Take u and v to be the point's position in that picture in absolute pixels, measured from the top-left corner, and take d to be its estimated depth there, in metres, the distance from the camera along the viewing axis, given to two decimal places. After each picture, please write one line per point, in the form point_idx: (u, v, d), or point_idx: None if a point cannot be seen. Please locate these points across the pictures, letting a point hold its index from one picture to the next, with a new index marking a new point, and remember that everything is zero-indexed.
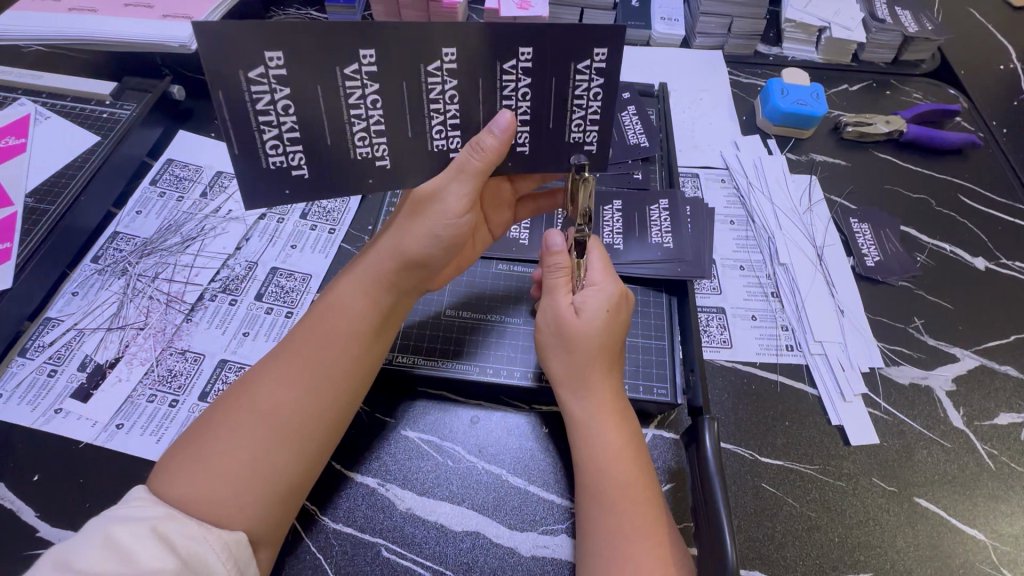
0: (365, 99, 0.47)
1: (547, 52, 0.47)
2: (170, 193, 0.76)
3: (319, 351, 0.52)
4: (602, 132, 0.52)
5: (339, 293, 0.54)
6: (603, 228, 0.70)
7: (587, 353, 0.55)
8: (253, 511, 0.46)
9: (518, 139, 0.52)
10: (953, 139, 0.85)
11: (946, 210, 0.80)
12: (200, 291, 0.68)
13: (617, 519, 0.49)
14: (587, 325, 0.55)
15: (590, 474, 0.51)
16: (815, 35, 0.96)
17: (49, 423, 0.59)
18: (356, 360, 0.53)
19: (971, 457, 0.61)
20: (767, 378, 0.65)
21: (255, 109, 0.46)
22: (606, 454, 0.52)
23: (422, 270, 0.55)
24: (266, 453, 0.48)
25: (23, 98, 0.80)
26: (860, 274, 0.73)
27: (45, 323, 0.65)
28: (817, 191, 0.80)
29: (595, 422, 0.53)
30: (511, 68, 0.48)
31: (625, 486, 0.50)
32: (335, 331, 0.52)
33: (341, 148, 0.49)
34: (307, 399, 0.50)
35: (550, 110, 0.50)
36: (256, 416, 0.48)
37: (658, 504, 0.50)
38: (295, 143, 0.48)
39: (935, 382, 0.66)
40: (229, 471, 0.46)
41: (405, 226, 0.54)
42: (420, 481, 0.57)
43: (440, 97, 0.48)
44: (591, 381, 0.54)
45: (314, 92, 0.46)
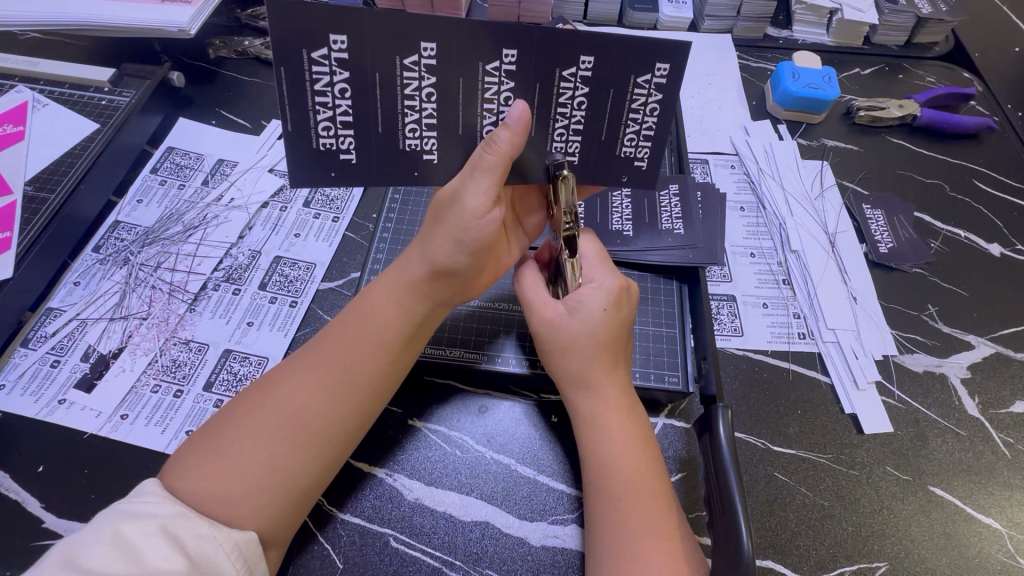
0: (421, 91, 0.47)
1: (607, 64, 0.47)
2: (172, 182, 0.75)
3: (348, 355, 0.51)
4: (654, 150, 0.52)
5: (370, 297, 0.53)
6: (612, 215, 0.69)
7: (586, 352, 0.53)
8: (264, 512, 0.45)
9: (568, 150, 0.52)
10: (968, 123, 0.83)
11: (960, 196, 0.79)
12: (203, 281, 0.67)
13: (625, 518, 0.48)
14: (581, 325, 0.53)
15: (601, 472, 0.50)
16: (826, 17, 0.94)
17: (53, 414, 0.58)
18: (383, 368, 0.52)
19: (986, 445, 0.60)
20: (779, 366, 0.64)
21: (314, 89, 0.46)
22: (618, 453, 0.51)
23: (450, 278, 0.52)
24: (284, 455, 0.47)
25: (20, 85, 0.78)
26: (873, 261, 0.72)
27: (48, 314, 0.64)
28: (829, 176, 0.79)
29: (599, 420, 0.52)
30: (570, 76, 0.47)
31: (634, 487, 0.49)
32: (363, 335, 0.52)
33: (390, 137, 0.49)
34: (331, 403, 0.49)
35: (605, 122, 0.50)
36: (279, 415, 0.48)
37: (668, 501, 0.49)
38: (348, 128, 0.48)
39: (949, 369, 0.65)
40: (246, 470, 0.45)
41: (431, 235, 0.51)
42: (427, 471, 0.57)
43: (494, 97, 0.48)
44: (594, 382, 0.53)
45: (372, 80, 0.46)
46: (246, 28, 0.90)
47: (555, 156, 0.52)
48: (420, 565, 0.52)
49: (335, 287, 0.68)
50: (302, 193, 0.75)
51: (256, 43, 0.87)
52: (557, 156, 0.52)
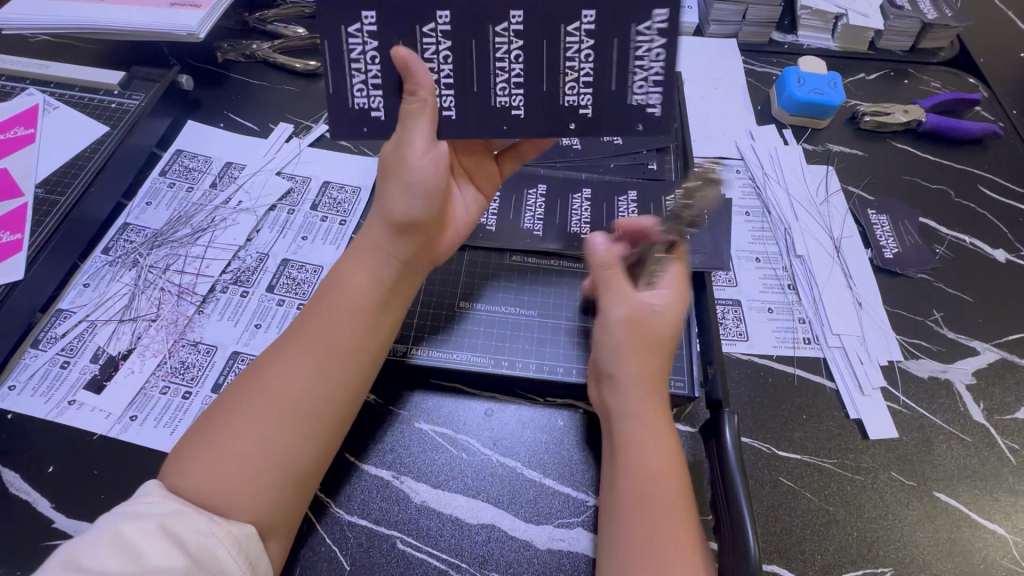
0: (509, 54, 0.51)
1: (609, 12, 0.50)
2: (180, 184, 0.75)
3: (328, 333, 0.51)
4: (597, 92, 0.53)
5: (343, 271, 0.53)
6: None
7: (660, 349, 0.54)
8: (268, 498, 0.46)
9: (581, 104, 0.53)
10: (972, 129, 0.83)
11: (965, 201, 0.79)
12: (211, 283, 0.68)
13: (654, 526, 0.46)
14: (664, 323, 0.55)
15: (626, 472, 0.49)
16: (831, 22, 0.94)
17: (63, 415, 0.59)
18: (364, 337, 0.52)
19: (991, 451, 0.60)
20: (784, 371, 0.64)
21: (424, 57, 0.51)
22: (644, 458, 0.49)
23: (411, 232, 0.53)
24: (279, 437, 0.47)
25: (31, 88, 0.79)
26: (878, 267, 0.72)
27: (57, 315, 0.65)
28: (834, 181, 0.79)
29: (636, 418, 0.52)
30: (575, 30, 0.50)
31: (661, 488, 0.48)
32: (342, 312, 0.52)
33: (483, 95, 0.53)
34: (315, 379, 0.49)
35: (613, 68, 0.52)
36: (265, 399, 0.48)
37: (690, 511, 0.48)
38: (450, 87, 0.52)
39: (954, 375, 0.65)
40: (242, 457, 0.46)
41: (384, 190, 0.53)
42: (434, 473, 0.57)
43: (505, 56, 0.51)
44: (637, 371, 0.53)
45: (469, 49, 0.51)
46: (254, 31, 0.91)
47: (569, 109, 0.53)
48: (427, 568, 0.52)
49: None
50: (309, 195, 0.75)
51: (264, 46, 0.88)
52: (568, 110, 0.53)
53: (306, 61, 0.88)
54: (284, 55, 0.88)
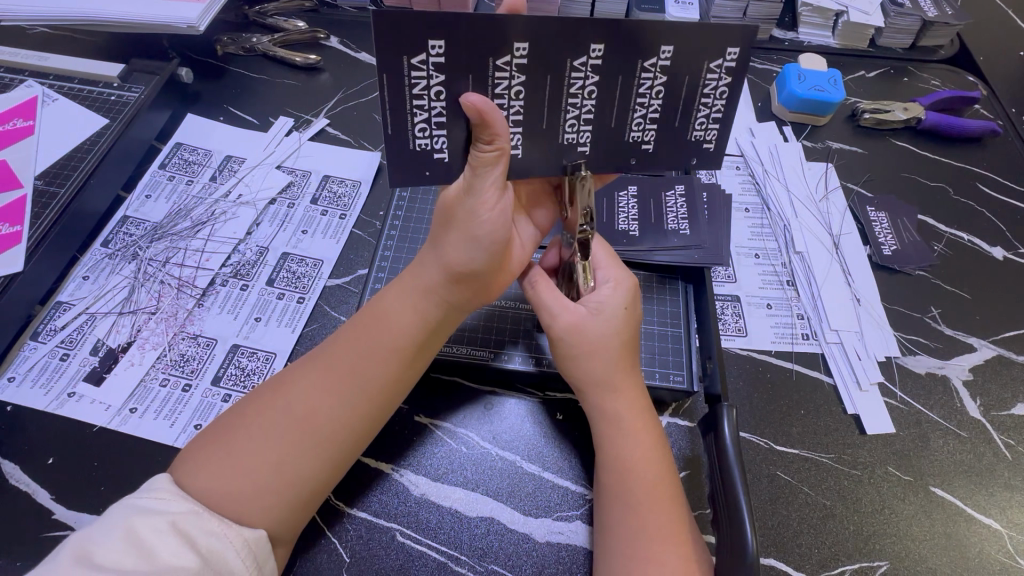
0: (584, 91, 0.48)
1: (687, 48, 0.47)
2: (180, 177, 0.75)
3: (362, 361, 0.51)
4: (661, 129, 0.52)
5: (386, 305, 0.53)
6: (618, 214, 0.69)
7: (608, 352, 0.54)
8: (274, 513, 0.46)
9: (644, 138, 0.52)
10: (972, 127, 0.84)
11: (964, 199, 0.79)
12: (211, 277, 0.68)
13: (638, 519, 0.48)
14: (605, 325, 0.54)
15: (615, 469, 0.51)
16: (831, 20, 0.94)
17: (62, 407, 0.59)
18: (396, 375, 0.52)
19: (987, 446, 0.61)
20: (782, 367, 0.64)
21: (493, 93, 0.47)
22: (624, 453, 0.51)
23: (468, 281, 0.52)
24: (295, 458, 0.47)
25: (29, 80, 0.78)
26: (877, 263, 0.72)
27: (57, 308, 0.65)
28: (833, 178, 0.79)
29: (626, 427, 0.52)
30: (650, 66, 0.48)
31: (641, 481, 0.50)
32: (377, 340, 0.52)
33: (553, 132, 0.50)
34: (342, 408, 0.49)
35: (679, 105, 0.51)
36: (289, 418, 0.48)
37: (676, 497, 0.50)
38: (519, 124, 0.49)
39: (951, 371, 0.65)
40: (256, 471, 0.46)
41: (443, 237, 0.51)
42: (433, 467, 0.57)
43: (579, 92, 0.48)
44: (618, 383, 0.54)
45: (544, 82, 0.47)
46: (253, 25, 0.91)
47: (632, 145, 0.52)
48: (426, 561, 0.53)
49: (342, 284, 0.68)
50: (309, 189, 0.75)
51: (264, 40, 0.88)
52: (633, 146, 0.52)
53: (306, 55, 0.87)
54: (284, 48, 0.88)
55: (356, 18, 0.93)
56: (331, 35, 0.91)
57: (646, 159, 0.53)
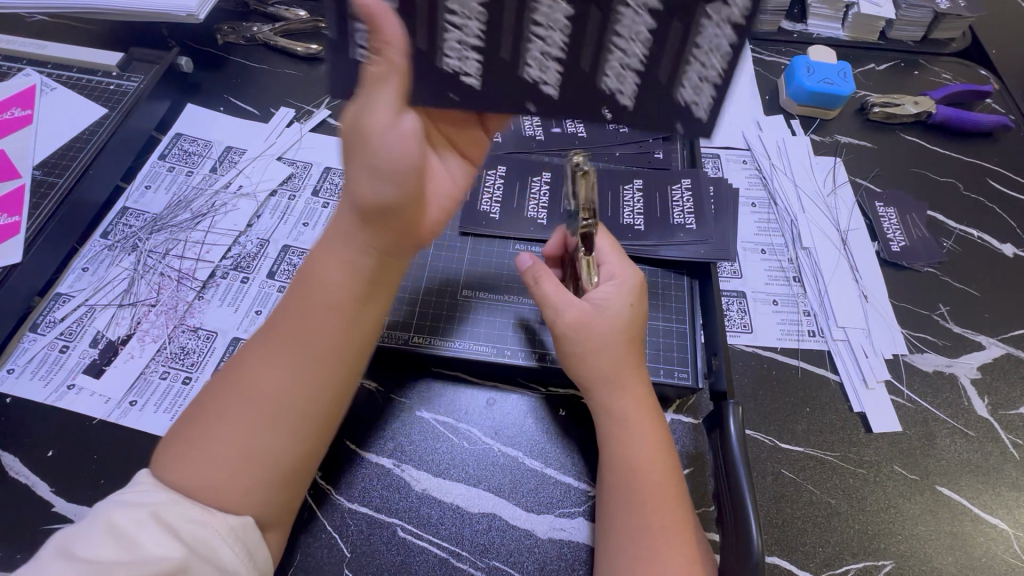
0: (633, 32, 0.43)
1: (756, 8, 0.41)
2: (180, 168, 0.74)
3: (303, 325, 0.47)
4: (719, 95, 0.45)
5: (319, 261, 0.49)
6: (623, 209, 0.68)
7: (615, 350, 0.53)
8: (255, 495, 0.45)
9: (695, 100, 0.46)
10: (983, 121, 0.82)
11: (974, 195, 0.78)
12: (211, 269, 0.67)
13: (639, 517, 0.48)
14: (611, 323, 0.54)
15: (619, 468, 0.50)
16: (842, 11, 0.93)
17: (62, 399, 0.58)
18: (340, 334, 0.48)
19: (995, 445, 0.60)
20: (788, 364, 0.64)
21: (530, 16, 0.43)
22: (630, 452, 0.51)
23: (387, 218, 0.47)
24: (254, 436, 0.45)
25: (28, 68, 0.77)
26: (885, 260, 0.71)
27: (56, 299, 0.64)
28: (841, 172, 0.78)
29: (631, 423, 0.52)
30: (718, 15, 0.42)
31: (646, 481, 0.49)
32: (314, 300, 0.48)
33: (592, 78, 0.45)
34: (291, 377, 0.47)
35: (737, 70, 0.44)
36: (238, 395, 0.46)
37: (679, 495, 0.50)
38: (556, 62, 0.45)
39: (959, 370, 0.64)
40: (221, 455, 0.44)
41: (351, 171, 0.47)
42: (437, 462, 0.57)
43: (627, 34, 0.43)
44: (624, 379, 0.53)
45: (590, 16, 0.42)
46: (254, 13, 0.90)
47: (679, 105, 0.46)
48: (427, 556, 0.52)
49: None
50: (310, 181, 0.74)
51: (264, 29, 0.86)
52: (681, 107, 0.46)
53: (307, 44, 0.86)
54: (285, 38, 0.87)
55: None
56: None
57: (696, 127, 0.47)
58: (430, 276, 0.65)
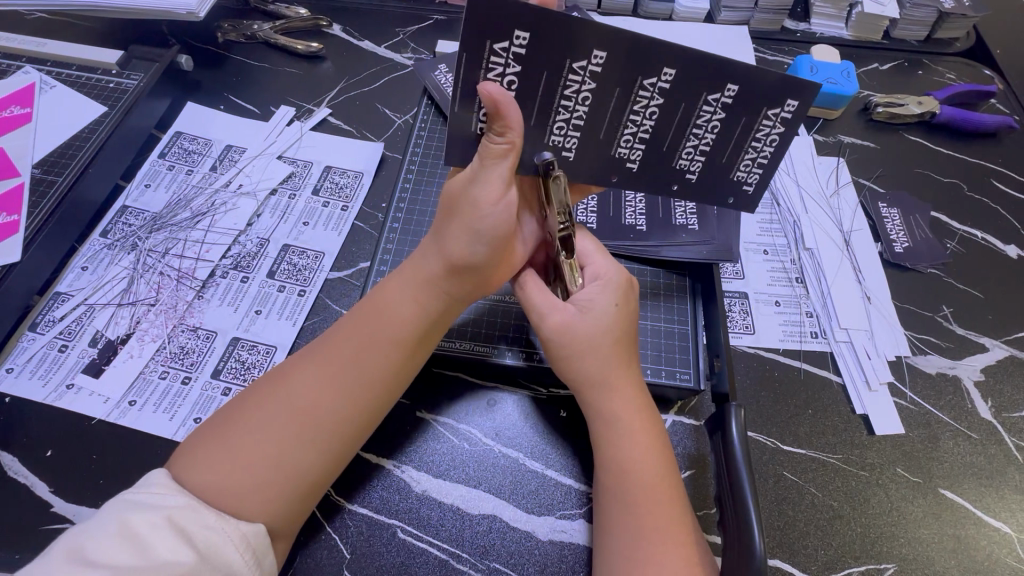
0: (646, 111, 0.51)
1: (745, 99, 0.51)
2: (180, 167, 0.74)
3: (362, 353, 0.50)
4: (707, 162, 0.55)
5: (388, 295, 0.53)
6: (625, 209, 0.68)
7: (599, 352, 0.53)
8: (273, 507, 0.45)
9: (690, 167, 0.55)
10: (988, 122, 0.82)
11: (978, 196, 0.78)
12: (211, 268, 0.67)
13: (639, 520, 0.47)
14: (594, 326, 0.53)
15: (615, 471, 0.50)
16: (845, 10, 0.92)
17: (60, 399, 0.58)
18: (394, 368, 0.51)
19: (998, 448, 0.59)
20: (790, 365, 0.63)
21: (562, 93, 0.49)
22: (620, 454, 0.50)
23: (471, 271, 0.52)
24: (293, 452, 0.46)
25: (27, 66, 0.77)
26: (888, 261, 0.71)
27: (55, 298, 0.64)
28: (844, 173, 0.78)
29: (622, 425, 0.51)
30: (713, 101, 0.51)
31: (641, 484, 0.49)
32: (379, 332, 0.51)
33: (607, 143, 0.53)
34: (342, 401, 0.49)
35: (728, 147, 0.54)
36: (287, 411, 0.47)
37: (677, 496, 0.49)
38: (578, 130, 0.51)
39: (963, 372, 0.64)
40: (256, 463, 0.45)
41: (445, 228, 0.51)
42: (434, 463, 0.57)
43: (642, 111, 0.51)
44: (612, 381, 0.52)
45: (611, 94, 0.49)
46: (254, 11, 0.89)
47: (677, 171, 0.55)
48: (427, 558, 0.52)
49: (343, 277, 0.67)
50: (310, 180, 0.74)
51: (265, 27, 0.86)
52: (677, 172, 0.55)
53: (308, 43, 0.86)
54: (285, 36, 0.87)
55: (359, 5, 0.92)
56: (334, 23, 0.89)
57: (688, 186, 0.56)
58: None
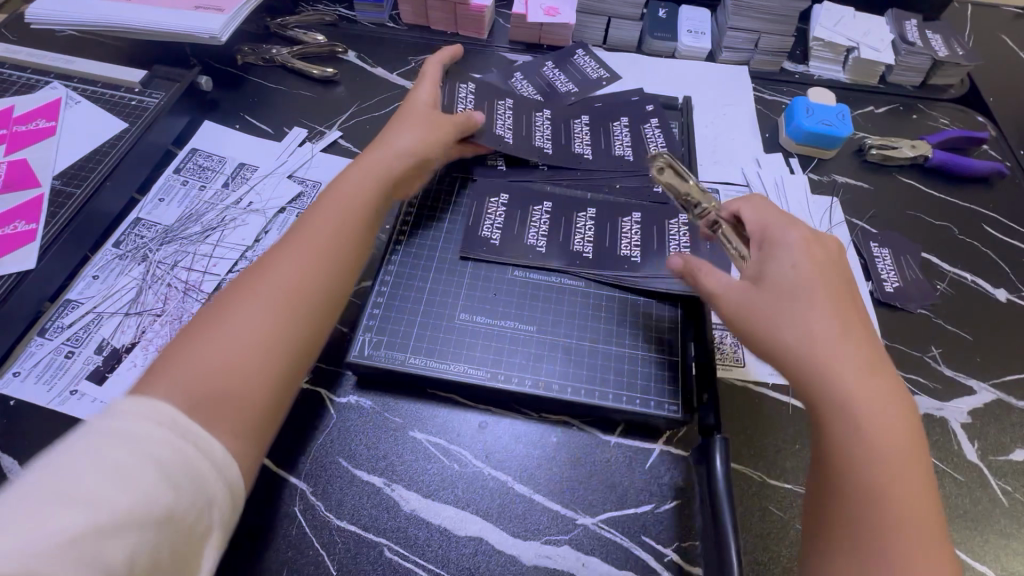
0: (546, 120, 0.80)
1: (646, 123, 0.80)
2: (193, 182, 0.77)
3: (321, 241, 0.54)
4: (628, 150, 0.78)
5: (335, 194, 0.57)
6: (622, 239, 0.70)
7: (894, 412, 0.45)
8: (252, 368, 0.44)
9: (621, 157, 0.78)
10: (979, 167, 0.84)
11: (969, 239, 0.79)
12: (217, 282, 0.69)
13: (896, 523, 0.41)
14: (894, 412, 0.45)
15: (885, 466, 0.43)
16: (842, 55, 0.96)
17: (63, 404, 0.59)
18: (352, 243, 0.55)
19: (984, 491, 0.60)
20: (779, 400, 0.64)
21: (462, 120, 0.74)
22: (891, 448, 0.43)
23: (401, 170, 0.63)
24: (270, 337, 0.47)
25: (54, 82, 0.81)
26: (878, 299, 0.72)
27: (65, 305, 0.66)
28: (838, 213, 0.80)
29: (879, 431, 0.44)
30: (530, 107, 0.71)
31: (885, 493, 0.42)
32: (330, 219, 0.55)
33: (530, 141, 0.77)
34: (295, 274, 0.50)
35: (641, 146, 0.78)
36: (264, 305, 0.48)
37: (935, 495, 0.43)
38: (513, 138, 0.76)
39: (950, 414, 0.65)
40: (232, 353, 0.45)
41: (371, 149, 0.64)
42: (424, 483, 0.57)
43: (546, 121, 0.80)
44: (864, 369, 0.46)
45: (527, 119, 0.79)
46: (274, 36, 0.94)
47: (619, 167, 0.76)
48: None
49: None
50: None
51: (284, 51, 0.90)
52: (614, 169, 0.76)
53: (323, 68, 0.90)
54: (303, 61, 0.91)
55: (375, 33, 0.97)
56: (349, 50, 0.94)
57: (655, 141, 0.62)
58: (433, 299, 0.64)
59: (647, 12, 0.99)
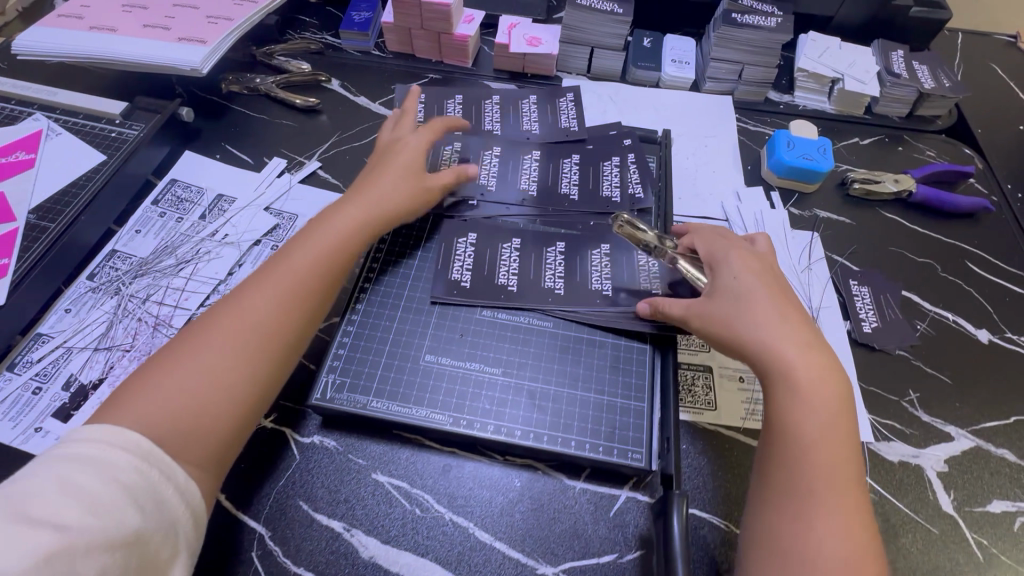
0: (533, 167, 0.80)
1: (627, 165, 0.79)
2: (171, 214, 0.77)
3: (282, 274, 0.58)
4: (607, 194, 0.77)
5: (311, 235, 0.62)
6: (592, 273, 0.69)
7: (823, 416, 0.51)
8: (194, 401, 0.48)
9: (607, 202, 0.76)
10: (963, 203, 0.83)
11: (951, 277, 0.78)
12: (188, 317, 0.69)
13: (833, 515, 0.47)
14: (823, 412, 0.51)
15: (819, 470, 0.49)
16: (827, 86, 0.95)
17: (27, 443, 0.59)
18: (313, 273, 0.58)
19: (958, 545, 0.58)
20: (750, 445, 0.63)
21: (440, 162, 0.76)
22: (821, 447, 0.50)
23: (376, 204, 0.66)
24: (221, 369, 0.51)
25: (38, 113, 0.82)
26: (856, 340, 0.71)
27: (36, 340, 0.66)
28: (817, 249, 0.79)
29: (813, 436, 0.50)
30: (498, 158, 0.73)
31: (824, 485, 0.48)
32: (297, 257, 0.60)
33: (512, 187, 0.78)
34: (269, 317, 0.54)
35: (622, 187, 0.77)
36: (222, 336, 0.52)
37: (862, 491, 0.49)
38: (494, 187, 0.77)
39: (926, 461, 0.63)
40: (184, 384, 0.49)
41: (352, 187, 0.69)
42: (384, 529, 0.57)
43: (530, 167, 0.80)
44: (795, 384, 0.53)
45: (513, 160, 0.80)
46: (259, 65, 0.95)
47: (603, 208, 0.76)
48: None
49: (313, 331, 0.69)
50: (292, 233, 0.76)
51: (267, 80, 0.91)
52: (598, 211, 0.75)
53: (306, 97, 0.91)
54: (286, 90, 0.91)
55: (359, 62, 0.97)
56: (333, 78, 0.95)
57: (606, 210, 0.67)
58: (399, 340, 0.64)
59: (631, 41, 0.99)
